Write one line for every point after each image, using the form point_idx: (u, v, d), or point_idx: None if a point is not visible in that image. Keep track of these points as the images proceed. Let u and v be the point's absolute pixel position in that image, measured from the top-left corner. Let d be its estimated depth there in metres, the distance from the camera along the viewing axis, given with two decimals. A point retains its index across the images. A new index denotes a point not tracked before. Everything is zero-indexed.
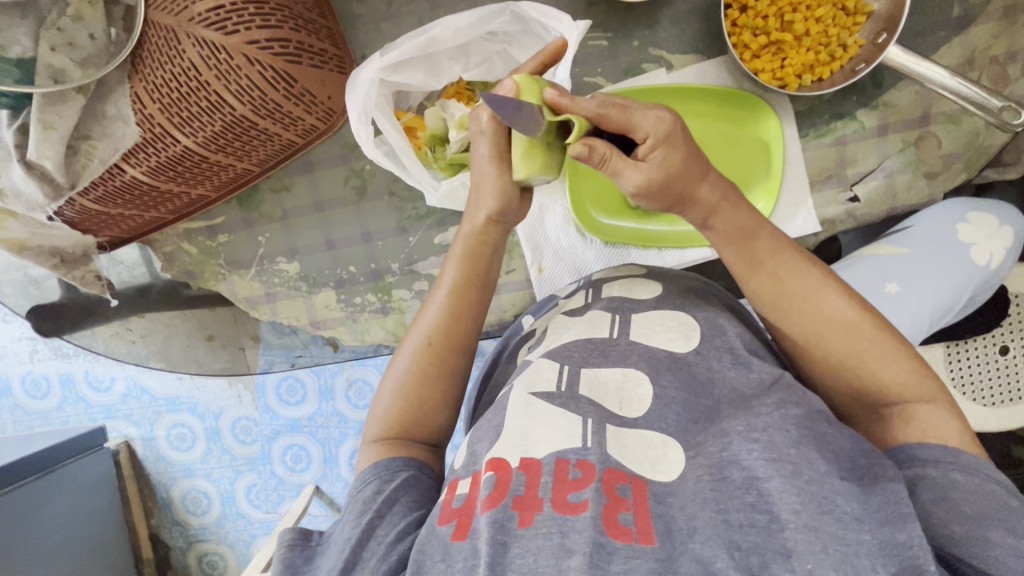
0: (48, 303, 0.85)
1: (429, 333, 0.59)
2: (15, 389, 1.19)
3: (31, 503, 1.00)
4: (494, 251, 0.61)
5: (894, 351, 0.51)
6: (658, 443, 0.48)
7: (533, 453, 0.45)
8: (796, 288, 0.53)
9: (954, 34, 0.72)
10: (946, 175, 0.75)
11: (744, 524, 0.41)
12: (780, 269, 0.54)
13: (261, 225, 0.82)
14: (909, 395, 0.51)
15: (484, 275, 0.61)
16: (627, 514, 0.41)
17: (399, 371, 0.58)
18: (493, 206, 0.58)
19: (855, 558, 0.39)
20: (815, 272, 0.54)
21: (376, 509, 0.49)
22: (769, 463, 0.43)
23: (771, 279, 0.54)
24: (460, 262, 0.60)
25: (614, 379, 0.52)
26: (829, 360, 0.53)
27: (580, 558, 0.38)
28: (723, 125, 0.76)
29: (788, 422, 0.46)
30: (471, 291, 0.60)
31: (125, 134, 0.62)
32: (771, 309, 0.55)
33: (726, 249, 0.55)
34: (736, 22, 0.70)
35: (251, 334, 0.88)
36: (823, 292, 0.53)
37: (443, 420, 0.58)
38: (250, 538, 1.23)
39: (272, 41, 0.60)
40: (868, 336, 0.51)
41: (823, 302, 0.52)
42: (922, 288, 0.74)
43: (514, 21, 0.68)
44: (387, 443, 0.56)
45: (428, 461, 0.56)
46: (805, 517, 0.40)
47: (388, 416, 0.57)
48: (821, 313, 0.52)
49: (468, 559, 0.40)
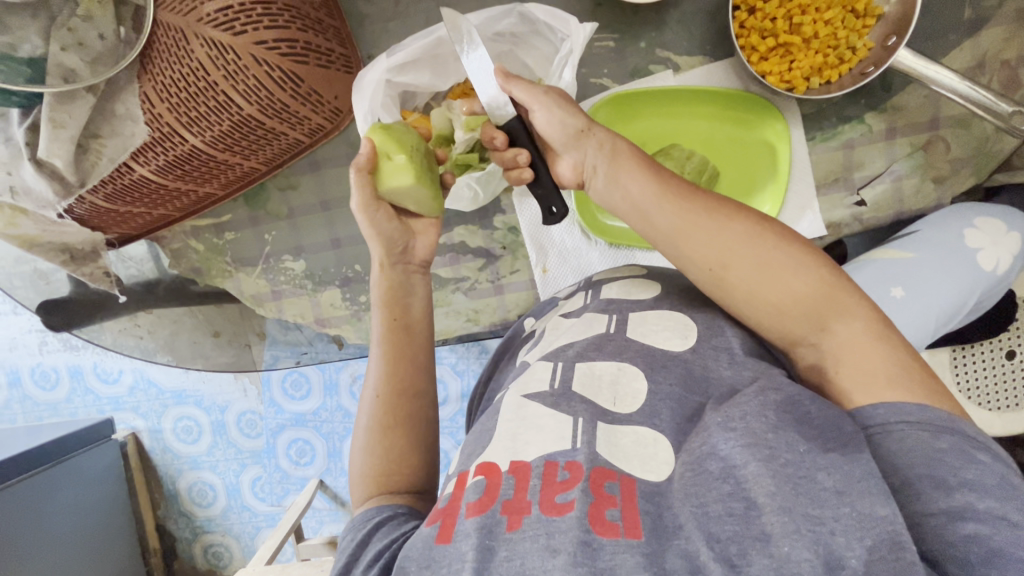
0: (58, 297, 0.86)
1: (376, 387, 0.59)
2: (25, 381, 1.21)
3: (39, 493, 1.01)
4: (408, 290, 0.64)
5: (799, 263, 0.49)
6: (650, 441, 0.48)
7: (523, 456, 0.46)
8: (689, 210, 0.52)
9: (966, 38, 0.71)
10: (955, 179, 0.74)
11: (722, 514, 0.40)
12: (678, 195, 0.53)
13: (267, 223, 0.82)
14: (826, 319, 0.49)
15: (401, 315, 0.62)
16: (615, 510, 0.41)
17: (362, 431, 0.58)
18: (382, 251, 0.63)
19: (831, 538, 0.37)
20: (714, 198, 0.53)
21: (352, 551, 0.48)
22: (745, 449, 0.43)
23: (669, 207, 0.52)
24: (379, 310, 0.62)
25: (609, 372, 0.53)
26: (740, 293, 0.50)
27: (565, 558, 0.38)
28: (729, 127, 0.76)
29: (766, 407, 0.45)
30: (393, 331, 0.61)
31: (134, 133, 0.63)
32: (674, 239, 0.52)
33: (622, 183, 0.54)
34: (745, 24, 0.69)
35: (257, 330, 0.88)
36: (722, 215, 0.52)
37: (420, 460, 0.57)
38: (255, 530, 1.25)
39: (280, 41, 0.60)
40: (771, 253, 0.50)
41: (716, 223, 0.51)
42: (927, 294, 0.73)
43: (522, 22, 0.68)
44: (375, 499, 0.54)
45: (417, 508, 0.53)
46: (779, 499, 0.39)
47: (366, 473, 0.55)
48: (723, 235, 0.51)
49: (452, 562, 0.40)
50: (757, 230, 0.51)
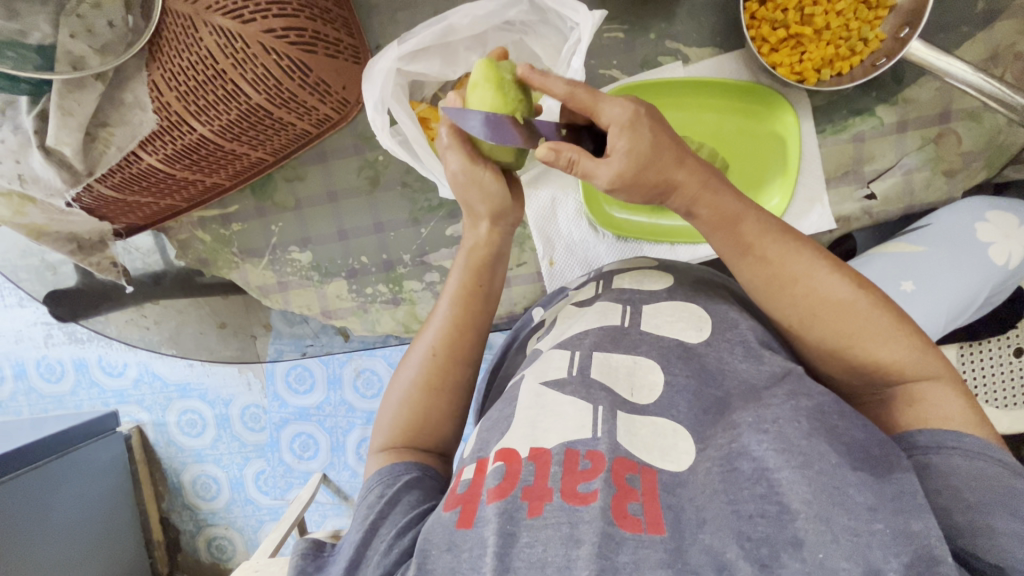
0: (64, 288, 0.86)
1: (434, 344, 0.59)
2: (31, 373, 1.21)
3: (45, 484, 1.02)
4: (497, 260, 0.63)
5: (891, 329, 0.50)
6: (669, 431, 0.48)
7: (543, 443, 0.46)
8: (787, 268, 0.51)
9: (979, 30, 0.70)
10: (966, 173, 0.74)
11: (754, 515, 0.40)
12: (770, 252, 0.51)
13: (274, 214, 0.82)
14: (908, 374, 0.50)
15: (486, 284, 0.62)
16: (636, 503, 0.42)
17: (405, 380, 0.59)
18: (488, 211, 0.60)
19: (868, 549, 0.37)
20: (805, 252, 0.52)
21: (379, 509, 0.49)
22: (779, 453, 0.43)
23: (759, 262, 0.52)
24: (464, 272, 0.62)
25: (624, 365, 0.52)
26: (826, 343, 0.51)
27: (588, 548, 0.38)
28: (739, 119, 0.75)
29: (799, 413, 0.45)
30: (473, 299, 0.61)
31: (142, 121, 0.63)
32: (762, 292, 0.53)
33: (711, 237, 0.53)
34: (755, 15, 0.69)
35: (262, 322, 0.88)
36: (820, 273, 0.51)
37: (448, 428, 0.58)
38: (258, 522, 1.25)
39: (288, 30, 0.60)
40: (864, 315, 0.50)
41: (816, 282, 0.50)
42: (939, 290, 0.72)
43: (531, 11, 0.68)
44: (393, 450, 0.55)
45: (433, 466, 0.56)
46: (816, 507, 0.39)
47: (394, 424, 0.57)
48: (815, 294, 0.50)
49: (474, 548, 0.41)
50: (856, 289, 0.50)
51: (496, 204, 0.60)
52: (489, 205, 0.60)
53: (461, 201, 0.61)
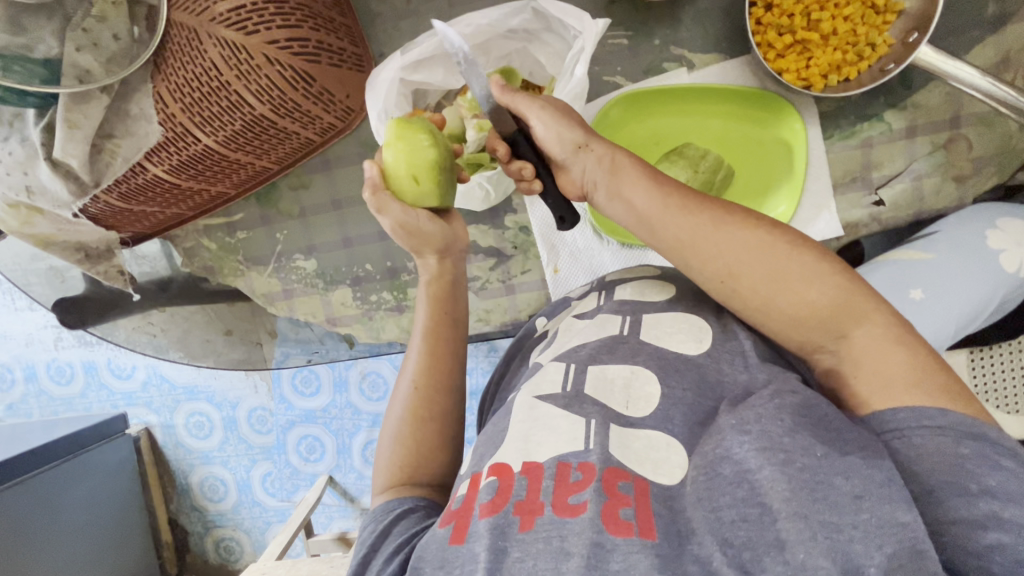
0: (73, 294, 0.88)
1: (414, 378, 0.60)
2: (41, 376, 1.22)
3: (55, 487, 1.03)
4: (456, 291, 0.65)
5: (816, 271, 0.48)
6: (662, 444, 0.47)
7: (534, 457, 0.46)
8: (704, 215, 0.51)
9: (989, 33, 0.69)
10: (976, 179, 0.73)
11: (736, 520, 0.40)
12: (686, 201, 0.52)
13: (279, 222, 0.82)
14: (845, 323, 0.47)
15: (451, 310, 0.63)
16: (628, 509, 0.41)
17: (393, 422, 0.59)
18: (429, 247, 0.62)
19: (849, 545, 0.37)
20: (721, 207, 0.51)
21: (371, 542, 0.49)
22: (759, 452, 0.42)
23: (677, 217, 0.51)
24: (427, 303, 0.63)
25: (621, 376, 0.52)
26: (759, 295, 0.49)
27: (578, 560, 0.38)
28: (745, 126, 0.75)
29: (783, 410, 0.45)
30: (440, 329, 0.62)
31: (148, 133, 0.63)
32: (687, 244, 0.51)
33: (633, 188, 0.53)
34: (761, 21, 0.68)
35: (268, 329, 0.88)
36: (733, 221, 0.50)
37: (444, 460, 0.58)
38: (265, 526, 1.25)
39: (292, 41, 0.60)
40: (785, 257, 0.49)
41: (732, 227, 0.50)
42: (949, 295, 0.71)
43: (534, 19, 0.67)
44: (393, 489, 0.55)
45: (435, 499, 0.55)
46: (794, 504, 0.39)
47: (392, 462, 0.56)
48: (736, 241, 0.49)
49: (466, 563, 0.41)
50: (770, 237, 0.49)
51: (432, 235, 0.61)
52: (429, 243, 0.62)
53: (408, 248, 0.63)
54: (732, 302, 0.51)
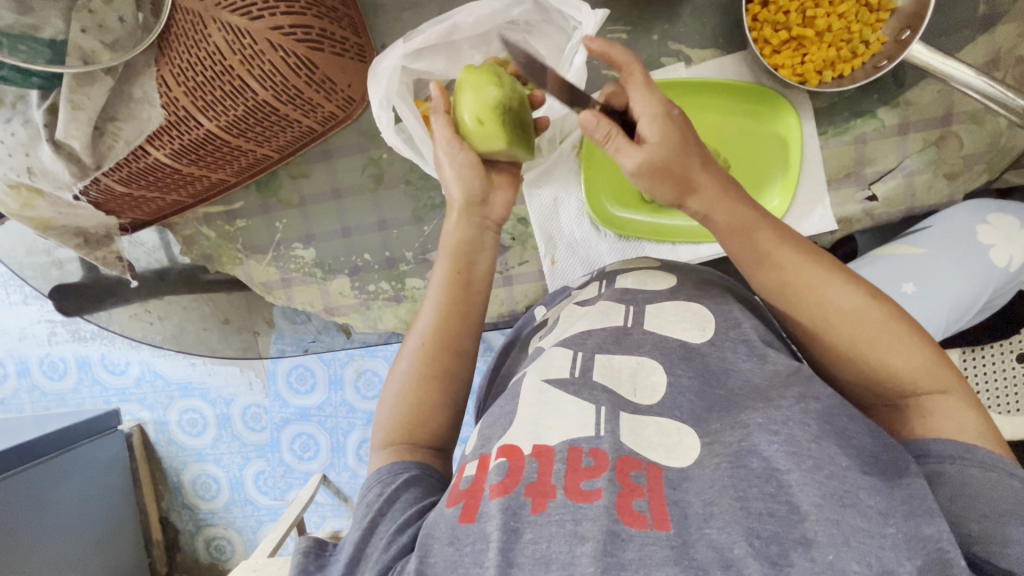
0: (70, 283, 0.88)
1: (423, 336, 0.60)
2: (34, 370, 1.22)
3: (47, 480, 1.02)
4: (477, 246, 0.63)
5: (905, 336, 0.50)
6: (672, 430, 0.48)
7: (546, 440, 0.46)
8: (802, 276, 0.53)
9: (979, 33, 0.71)
10: (967, 175, 0.74)
11: (763, 513, 0.40)
12: (785, 260, 0.54)
13: (278, 211, 0.83)
14: (921, 385, 0.50)
15: (467, 269, 0.62)
16: (642, 501, 0.41)
17: (400, 374, 0.59)
18: (460, 197, 0.62)
19: (881, 552, 0.38)
20: (821, 264, 0.54)
21: (379, 507, 0.50)
22: (789, 456, 0.43)
23: (773, 271, 0.54)
24: (445, 262, 0.62)
25: (628, 366, 0.53)
26: (841, 348, 0.52)
27: (592, 546, 0.38)
28: (741, 120, 0.76)
29: (809, 416, 0.46)
30: (456, 287, 0.61)
31: (151, 117, 0.64)
32: (779, 297, 0.55)
33: (730, 243, 0.56)
34: (758, 17, 0.70)
35: (265, 319, 0.89)
36: (833, 284, 0.53)
37: (444, 423, 0.58)
38: (258, 523, 1.24)
39: (296, 27, 0.60)
40: (877, 324, 0.51)
41: (830, 290, 0.52)
42: (940, 289, 0.72)
43: (535, 10, 0.68)
44: (393, 448, 0.56)
45: (435, 466, 0.56)
46: (826, 510, 0.39)
47: (392, 418, 0.57)
48: (830, 302, 0.52)
49: (477, 542, 0.41)
50: (871, 301, 0.51)
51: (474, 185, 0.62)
52: (462, 191, 0.62)
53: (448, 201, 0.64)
54: (810, 343, 0.55)
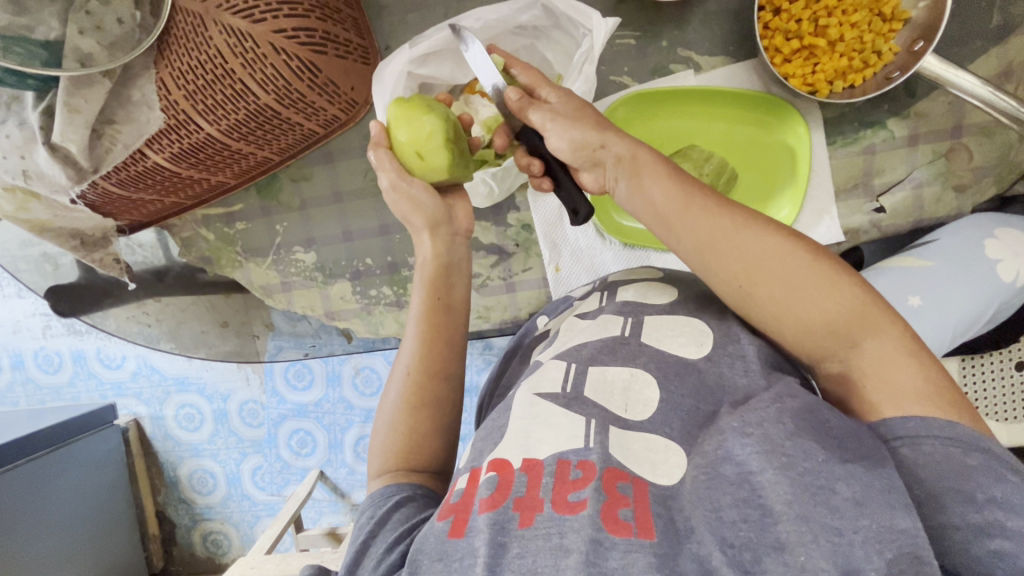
0: (66, 282, 0.86)
1: (409, 365, 0.59)
2: (28, 365, 1.20)
3: (39, 478, 1.01)
4: (453, 272, 0.63)
5: (831, 280, 0.47)
6: (660, 447, 0.47)
7: (535, 454, 0.45)
8: (723, 221, 0.49)
9: (993, 44, 0.70)
10: (976, 188, 0.74)
11: (737, 520, 0.40)
12: (702, 205, 0.50)
13: (279, 214, 0.81)
14: (857, 333, 0.47)
15: (444, 295, 0.62)
16: (626, 510, 0.41)
17: (390, 405, 0.59)
18: (425, 222, 0.62)
19: (849, 549, 0.37)
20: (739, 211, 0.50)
21: (370, 529, 0.49)
22: (762, 455, 0.42)
23: (698, 216, 0.50)
24: (422, 291, 0.62)
25: (621, 379, 0.52)
26: (774, 299, 0.48)
27: (577, 557, 0.38)
28: (748, 129, 0.75)
29: (783, 415, 0.45)
30: (436, 314, 0.61)
31: (150, 120, 0.62)
32: (703, 250, 0.50)
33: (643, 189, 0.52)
34: (769, 25, 0.69)
35: (263, 322, 0.87)
36: (753, 229, 0.49)
37: (440, 444, 0.58)
38: (255, 519, 1.24)
39: (299, 31, 0.59)
40: (801, 265, 0.48)
41: (752, 236, 0.49)
42: (945, 302, 0.72)
43: (545, 16, 0.67)
44: (391, 474, 0.55)
45: (434, 488, 0.55)
46: (798, 508, 0.39)
47: (388, 449, 0.57)
48: (754, 247, 0.48)
49: (465, 558, 0.40)
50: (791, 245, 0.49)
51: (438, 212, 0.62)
52: (425, 215, 0.62)
53: (403, 220, 0.63)
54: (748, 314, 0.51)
